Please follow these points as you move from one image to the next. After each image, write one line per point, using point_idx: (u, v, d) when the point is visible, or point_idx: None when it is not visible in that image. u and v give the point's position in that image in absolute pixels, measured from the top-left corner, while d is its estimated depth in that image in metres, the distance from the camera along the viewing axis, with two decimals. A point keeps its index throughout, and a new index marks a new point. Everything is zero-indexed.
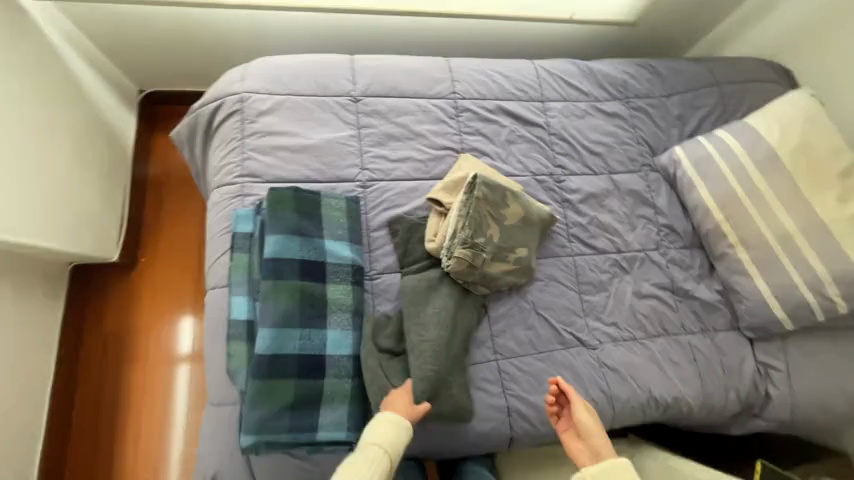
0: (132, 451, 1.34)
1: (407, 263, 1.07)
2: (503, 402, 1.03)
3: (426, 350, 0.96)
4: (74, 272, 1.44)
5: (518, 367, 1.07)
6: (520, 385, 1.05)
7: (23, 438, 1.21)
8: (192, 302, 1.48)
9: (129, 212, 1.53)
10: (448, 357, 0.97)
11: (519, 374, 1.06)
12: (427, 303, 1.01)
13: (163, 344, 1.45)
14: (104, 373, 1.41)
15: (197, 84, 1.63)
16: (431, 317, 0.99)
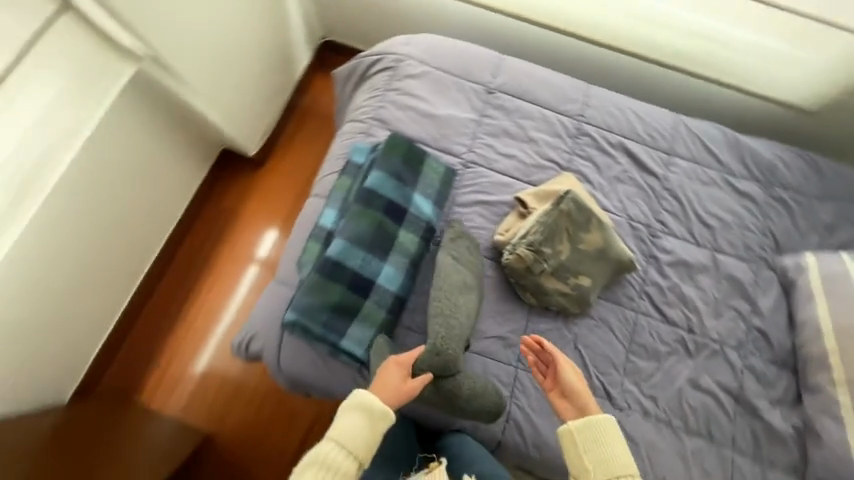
0: (201, 302, 1.64)
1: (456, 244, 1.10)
2: (505, 406, 1.04)
3: (453, 332, 1.00)
4: (222, 153, 1.80)
5: (534, 385, 1.06)
6: (528, 401, 1.04)
7: (144, 254, 1.57)
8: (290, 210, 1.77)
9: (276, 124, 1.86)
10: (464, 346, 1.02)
11: (532, 391, 1.05)
12: (464, 290, 1.05)
13: (252, 237, 1.73)
14: (207, 237, 1.72)
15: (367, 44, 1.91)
16: (464, 305, 1.04)
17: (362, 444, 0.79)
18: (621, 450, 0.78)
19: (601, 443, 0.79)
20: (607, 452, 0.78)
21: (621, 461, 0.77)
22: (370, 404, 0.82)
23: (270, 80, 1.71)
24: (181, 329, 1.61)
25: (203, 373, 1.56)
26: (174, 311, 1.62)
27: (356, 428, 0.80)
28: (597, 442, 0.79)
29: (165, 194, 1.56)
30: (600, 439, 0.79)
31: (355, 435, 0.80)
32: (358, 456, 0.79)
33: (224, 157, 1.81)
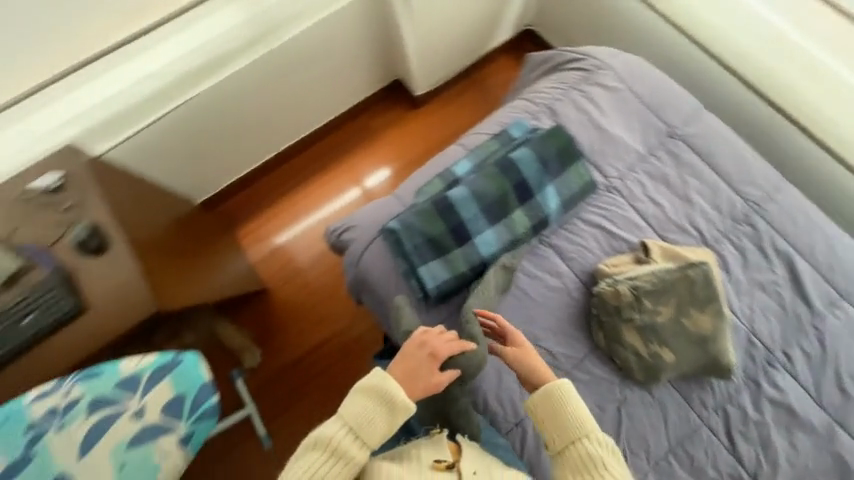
0: (315, 190, 1.84)
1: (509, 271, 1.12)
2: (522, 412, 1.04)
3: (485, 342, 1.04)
4: (394, 82, 1.96)
5: None
6: None
7: (299, 129, 1.79)
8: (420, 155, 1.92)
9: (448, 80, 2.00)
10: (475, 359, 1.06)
11: None
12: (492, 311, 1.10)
13: (378, 162, 1.91)
14: (346, 142, 1.90)
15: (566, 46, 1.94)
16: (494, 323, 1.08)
17: (377, 432, 0.85)
18: (579, 415, 0.84)
19: (559, 415, 0.84)
20: (566, 423, 0.84)
21: (577, 425, 0.83)
22: (390, 396, 0.86)
23: (466, 39, 1.83)
24: (288, 203, 1.82)
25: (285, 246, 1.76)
26: (290, 186, 1.83)
27: (371, 419, 0.85)
28: (556, 413, 0.85)
29: (340, 90, 1.78)
30: (556, 408, 0.85)
31: (370, 424, 0.84)
32: (370, 442, 0.84)
33: (393, 86, 1.97)
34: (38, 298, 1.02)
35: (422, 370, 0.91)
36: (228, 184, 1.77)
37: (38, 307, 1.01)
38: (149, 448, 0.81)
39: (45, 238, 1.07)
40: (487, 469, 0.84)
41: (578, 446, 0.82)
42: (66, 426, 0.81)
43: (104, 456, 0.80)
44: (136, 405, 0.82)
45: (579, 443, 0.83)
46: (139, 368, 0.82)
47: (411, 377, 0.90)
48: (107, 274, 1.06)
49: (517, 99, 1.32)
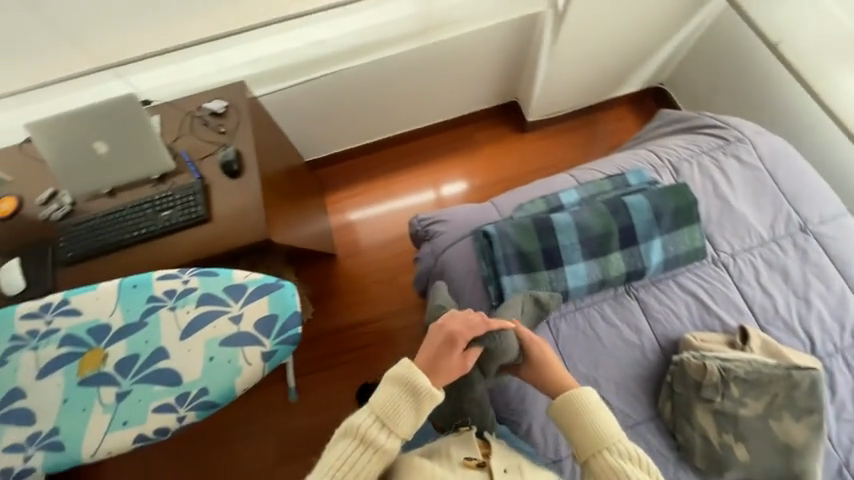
0: (408, 180, 1.95)
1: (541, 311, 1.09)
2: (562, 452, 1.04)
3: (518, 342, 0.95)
4: (509, 103, 2.03)
5: None
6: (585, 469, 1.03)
7: (413, 121, 1.93)
8: (514, 179, 1.97)
9: (563, 115, 2.03)
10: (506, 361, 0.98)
11: None
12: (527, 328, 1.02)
13: (472, 172, 1.97)
14: (448, 144, 2.00)
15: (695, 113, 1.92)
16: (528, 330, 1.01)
17: (408, 422, 0.79)
18: (601, 421, 0.79)
19: (577, 422, 0.80)
20: (587, 431, 0.79)
21: (599, 432, 0.78)
22: (414, 382, 0.80)
23: (596, 79, 1.85)
24: (379, 184, 1.94)
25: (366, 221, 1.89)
26: (386, 169, 1.96)
27: (399, 409, 0.79)
28: (576, 419, 0.81)
29: (462, 96, 1.87)
30: (576, 413, 0.81)
31: (399, 415, 0.79)
32: (402, 433, 0.79)
33: (507, 105, 2.03)
34: (178, 197, 1.17)
35: (451, 355, 0.85)
36: (334, 152, 1.92)
37: (175, 205, 1.16)
38: (235, 351, 0.87)
39: (198, 152, 1.24)
40: (519, 465, 0.83)
41: (604, 456, 0.77)
42: (176, 308, 0.92)
43: (198, 347, 0.88)
44: (236, 311, 0.91)
45: (605, 453, 0.77)
46: (248, 280, 0.93)
47: (441, 365, 0.85)
48: (235, 196, 1.19)
49: (640, 148, 1.31)
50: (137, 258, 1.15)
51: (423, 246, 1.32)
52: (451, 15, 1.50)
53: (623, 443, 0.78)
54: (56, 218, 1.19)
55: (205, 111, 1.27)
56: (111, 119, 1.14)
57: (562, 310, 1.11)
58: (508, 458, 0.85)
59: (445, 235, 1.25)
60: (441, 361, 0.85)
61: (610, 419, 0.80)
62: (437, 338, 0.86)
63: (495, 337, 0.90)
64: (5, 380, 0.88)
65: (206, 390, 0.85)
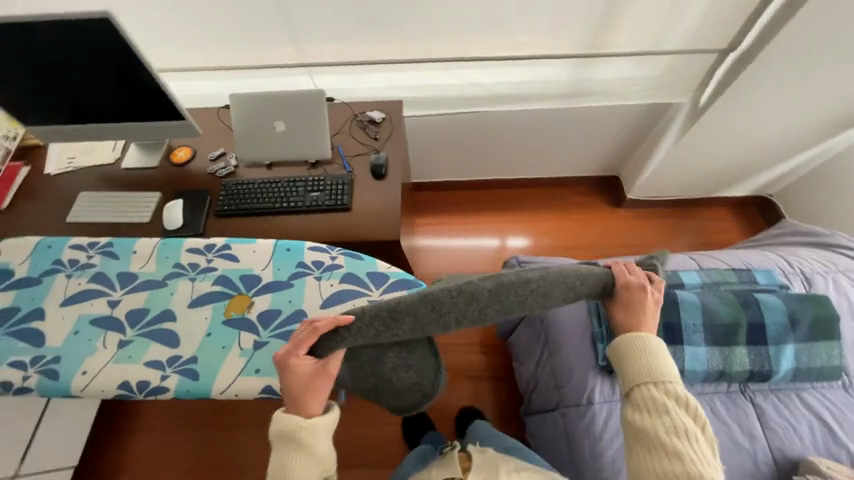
0: (500, 222, 2.00)
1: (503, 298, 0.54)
2: None
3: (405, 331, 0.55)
4: (612, 177, 2.10)
5: None
6: None
7: (519, 171, 2.02)
8: (605, 249, 1.95)
9: (664, 201, 2.05)
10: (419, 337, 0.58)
11: None
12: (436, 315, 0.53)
13: (562, 231, 1.99)
14: (545, 201, 2.06)
15: None
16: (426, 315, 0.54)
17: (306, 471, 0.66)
18: (653, 355, 0.65)
19: (625, 354, 0.67)
20: (633, 362, 0.66)
21: (649, 365, 0.65)
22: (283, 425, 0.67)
23: (709, 176, 1.88)
24: (470, 219, 2.00)
25: (452, 249, 1.92)
26: (479, 208, 2.03)
27: (289, 457, 0.66)
28: (627, 353, 0.67)
29: (572, 160, 1.96)
30: (627, 344, 0.67)
31: (291, 467, 0.66)
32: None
33: (606, 179, 2.10)
34: (329, 183, 1.29)
35: (299, 377, 0.66)
36: (437, 180, 2.03)
37: (325, 190, 1.28)
38: None
39: (349, 149, 1.38)
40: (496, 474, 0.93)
41: (649, 389, 0.64)
42: (321, 278, 0.99)
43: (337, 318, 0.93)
44: (375, 297, 0.97)
45: (649, 385, 0.64)
46: (390, 271, 1.01)
47: (304, 390, 0.66)
48: (375, 195, 1.28)
49: (767, 251, 1.30)
50: (277, 228, 1.25)
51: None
52: (603, 88, 1.59)
53: (672, 381, 0.64)
54: (220, 175, 1.35)
55: (365, 117, 1.43)
56: (295, 108, 1.31)
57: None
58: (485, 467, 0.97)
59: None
60: (297, 388, 0.67)
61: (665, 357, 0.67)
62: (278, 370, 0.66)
63: (329, 341, 0.61)
64: (163, 300, 0.96)
65: None
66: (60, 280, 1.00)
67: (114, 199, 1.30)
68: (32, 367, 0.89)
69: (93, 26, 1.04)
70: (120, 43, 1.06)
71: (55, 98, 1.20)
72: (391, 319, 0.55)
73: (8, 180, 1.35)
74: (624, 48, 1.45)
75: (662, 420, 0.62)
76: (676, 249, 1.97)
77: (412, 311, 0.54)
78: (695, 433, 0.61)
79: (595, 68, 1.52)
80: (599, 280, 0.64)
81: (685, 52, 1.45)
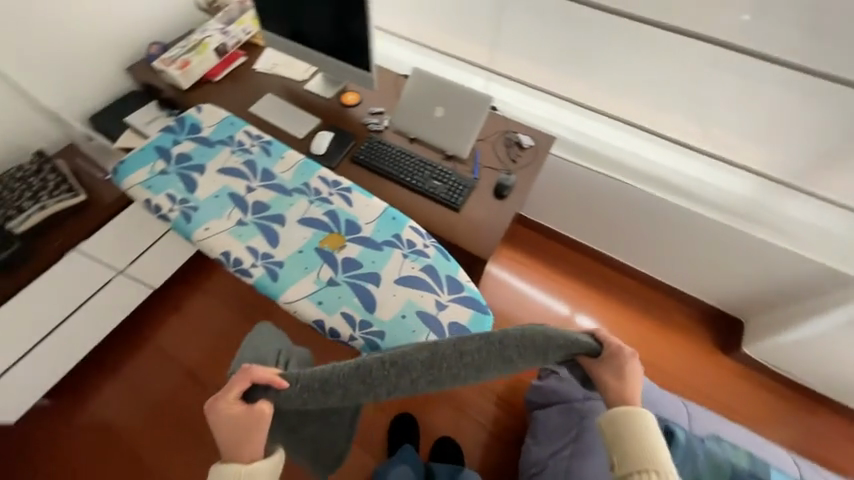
0: (585, 297, 1.83)
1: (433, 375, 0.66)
2: None
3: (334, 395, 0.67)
4: (734, 319, 1.79)
5: None
6: None
7: (635, 259, 1.81)
8: (685, 387, 1.68)
9: (783, 376, 1.69)
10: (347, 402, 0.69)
11: None
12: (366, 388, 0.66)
13: (642, 342, 1.76)
14: (645, 302, 1.83)
15: None
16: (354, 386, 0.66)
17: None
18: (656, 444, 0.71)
19: (635, 436, 0.71)
20: (640, 443, 0.71)
21: (652, 450, 0.70)
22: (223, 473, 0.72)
23: None
24: (553, 276, 1.88)
25: (523, 294, 1.83)
26: (568, 270, 1.88)
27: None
28: (635, 435, 0.72)
29: (694, 277, 1.73)
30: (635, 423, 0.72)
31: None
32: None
33: (723, 316, 1.80)
34: (452, 180, 1.34)
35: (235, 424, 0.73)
36: (545, 224, 1.93)
37: (446, 184, 1.33)
38: (422, 325, 0.94)
39: (485, 159, 1.41)
40: None
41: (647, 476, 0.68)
42: (407, 257, 1.03)
43: (401, 297, 0.97)
44: (442, 299, 0.98)
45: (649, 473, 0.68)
46: (467, 285, 1.01)
47: (242, 435, 0.73)
48: (486, 210, 1.29)
49: None
50: (390, 194, 1.33)
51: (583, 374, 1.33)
52: (778, 223, 1.40)
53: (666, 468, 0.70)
54: (370, 128, 1.49)
55: (514, 137, 1.45)
56: (460, 102, 1.38)
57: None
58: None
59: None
60: (232, 436, 0.73)
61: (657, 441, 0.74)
62: (213, 418, 0.74)
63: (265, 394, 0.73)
64: (283, 206, 1.10)
65: (382, 335, 0.93)
66: (224, 152, 1.20)
67: (287, 110, 1.52)
68: (177, 205, 1.09)
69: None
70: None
71: (292, 16, 1.44)
72: (325, 390, 0.67)
73: (228, 62, 1.64)
74: (832, 196, 1.36)
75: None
76: (771, 437, 1.61)
77: (346, 383, 0.66)
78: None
79: (781, 200, 1.41)
80: (547, 346, 0.68)
81: None
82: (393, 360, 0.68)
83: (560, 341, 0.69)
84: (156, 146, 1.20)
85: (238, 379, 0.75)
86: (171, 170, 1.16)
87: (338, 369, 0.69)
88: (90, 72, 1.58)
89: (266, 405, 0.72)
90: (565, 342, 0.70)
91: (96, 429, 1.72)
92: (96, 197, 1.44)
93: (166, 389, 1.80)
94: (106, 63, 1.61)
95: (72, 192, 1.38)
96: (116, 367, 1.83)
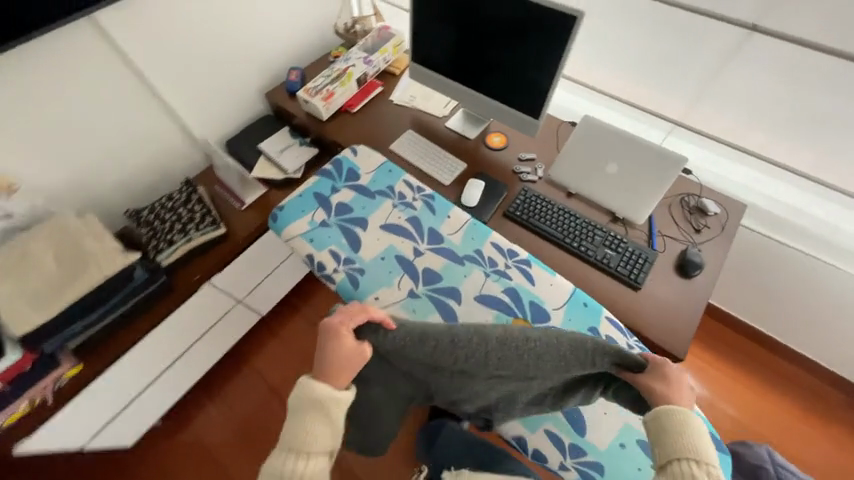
0: (733, 382, 1.56)
1: (514, 350, 0.65)
2: None
3: (425, 348, 0.66)
4: None
5: None
6: None
7: (808, 346, 1.51)
8: None
9: None
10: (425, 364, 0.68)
11: None
12: (452, 347, 0.65)
13: (805, 447, 1.45)
14: (808, 395, 1.53)
15: None
16: (445, 346, 0.65)
17: (324, 438, 0.65)
18: (698, 433, 0.60)
19: (661, 422, 0.63)
20: (676, 435, 0.61)
21: (688, 439, 0.60)
22: (312, 396, 0.67)
23: None
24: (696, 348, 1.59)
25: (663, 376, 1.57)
26: (706, 344, 1.62)
27: (309, 421, 0.65)
28: (670, 425, 0.62)
29: None
30: (676, 415, 0.62)
31: (310, 429, 0.65)
32: (317, 452, 0.64)
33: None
34: (628, 249, 1.14)
35: (337, 347, 0.69)
36: None
37: (622, 254, 1.13)
38: (648, 461, 0.76)
39: (664, 226, 1.20)
40: None
41: (697, 470, 0.57)
42: None
43: (616, 420, 0.80)
44: None
45: (689, 463, 0.58)
46: None
47: (338, 368, 0.68)
48: (671, 291, 1.09)
49: None
50: (554, 260, 1.16)
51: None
52: None
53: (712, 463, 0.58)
54: (523, 177, 1.33)
55: (695, 201, 1.23)
56: (641, 159, 1.17)
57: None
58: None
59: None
60: (332, 357, 0.69)
61: (696, 434, 0.61)
62: (319, 337, 0.71)
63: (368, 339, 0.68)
64: (456, 278, 0.98)
65: (602, 470, 0.76)
66: (387, 204, 1.10)
67: (430, 151, 1.41)
68: (342, 265, 1.00)
69: (554, 15, 1.06)
70: (562, 38, 1.07)
71: (451, 51, 1.32)
72: (419, 341, 0.66)
73: (366, 92, 1.58)
74: None
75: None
76: None
77: (438, 337, 0.66)
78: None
79: None
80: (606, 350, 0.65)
81: None
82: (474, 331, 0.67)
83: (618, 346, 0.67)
84: (314, 192, 1.13)
85: (357, 310, 0.72)
86: (332, 221, 1.07)
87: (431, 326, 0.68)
88: (234, 96, 1.57)
89: (369, 347, 0.70)
90: (620, 349, 0.66)
91: (194, 452, 1.69)
92: (232, 231, 1.41)
93: (256, 411, 1.77)
94: (249, 87, 1.59)
95: (215, 224, 1.35)
96: (217, 391, 1.81)
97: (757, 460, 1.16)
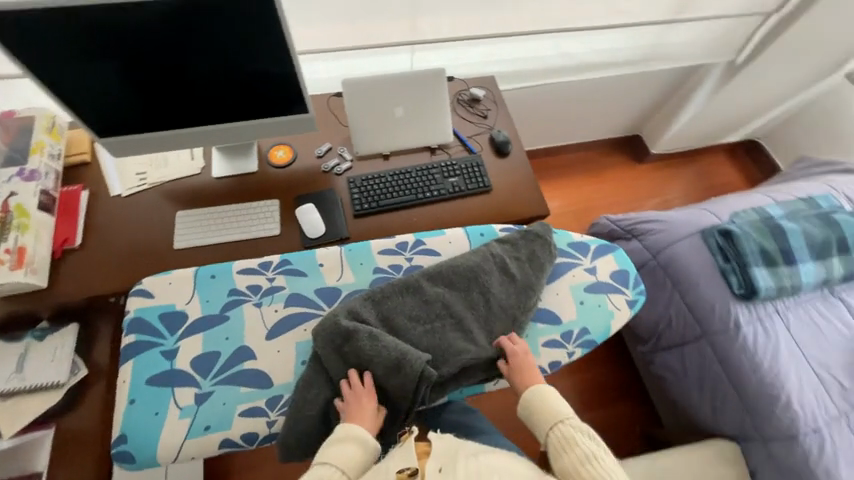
0: (558, 190, 2.01)
1: (458, 269, 0.91)
2: (818, 435, 1.15)
3: (400, 303, 0.86)
4: (634, 137, 2.17)
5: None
6: (843, 446, 1.15)
7: (569, 139, 2.07)
8: (657, 197, 2.06)
9: (691, 152, 2.20)
10: (407, 326, 0.85)
11: (848, 443, 1.16)
12: (417, 290, 0.88)
13: (610, 193, 2.04)
14: (589, 163, 2.09)
15: (808, 151, 2.06)
16: (413, 292, 0.88)
17: (353, 464, 0.72)
18: (553, 400, 0.82)
19: (531, 407, 0.83)
20: (542, 412, 0.82)
21: (550, 410, 0.82)
22: (356, 433, 0.73)
23: (734, 122, 2.06)
24: None
25: None
26: None
27: (344, 446, 0.72)
28: (534, 408, 0.83)
29: (611, 121, 2.02)
30: (537, 400, 0.83)
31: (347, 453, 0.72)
32: (347, 473, 0.71)
33: (633, 137, 2.17)
34: (462, 166, 1.23)
35: (366, 398, 0.77)
36: None
37: (462, 173, 1.22)
38: (598, 296, 0.96)
39: (465, 130, 1.33)
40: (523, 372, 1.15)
41: (564, 427, 0.80)
42: None
43: (565, 291, 0.96)
44: (588, 264, 1.00)
45: (560, 425, 0.80)
46: (587, 239, 1.04)
47: (360, 411, 0.76)
48: (508, 171, 1.26)
49: (810, 182, 1.59)
50: (426, 218, 1.17)
51: (626, 242, 1.49)
52: (669, 52, 1.63)
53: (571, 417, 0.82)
54: (338, 171, 1.21)
55: (467, 94, 1.39)
56: (413, 92, 1.21)
57: (768, 308, 1.28)
58: (447, 452, 0.69)
59: (660, 236, 1.42)
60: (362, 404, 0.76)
61: (553, 405, 0.83)
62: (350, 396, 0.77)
63: (364, 341, 0.79)
64: None
65: (587, 329, 0.93)
66: (251, 310, 0.85)
67: (226, 214, 1.11)
68: (275, 411, 0.77)
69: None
70: (254, 17, 0.88)
71: (149, 96, 0.98)
72: (393, 297, 0.86)
73: (70, 210, 1.07)
74: (707, 13, 1.49)
75: (575, 452, 0.76)
76: (712, 189, 2.14)
77: (404, 288, 0.87)
78: (602, 454, 0.76)
79: (671, 32, 1.57)
80: (512, 243, 0.97)
81: (741, 16, 1.53)
82: (425, 278, 0.90)
83: (520, 238, 0.98)
84: (149, 380, 0.78)
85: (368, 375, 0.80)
86: (209, 385, 0.78)
87: (396, 293, 0.87)
88: None
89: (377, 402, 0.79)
90: (521, 238, 0.98)
91: None
92: None
93: None
94: None
95: None
96: None
97: (605, 228, 1.54)
